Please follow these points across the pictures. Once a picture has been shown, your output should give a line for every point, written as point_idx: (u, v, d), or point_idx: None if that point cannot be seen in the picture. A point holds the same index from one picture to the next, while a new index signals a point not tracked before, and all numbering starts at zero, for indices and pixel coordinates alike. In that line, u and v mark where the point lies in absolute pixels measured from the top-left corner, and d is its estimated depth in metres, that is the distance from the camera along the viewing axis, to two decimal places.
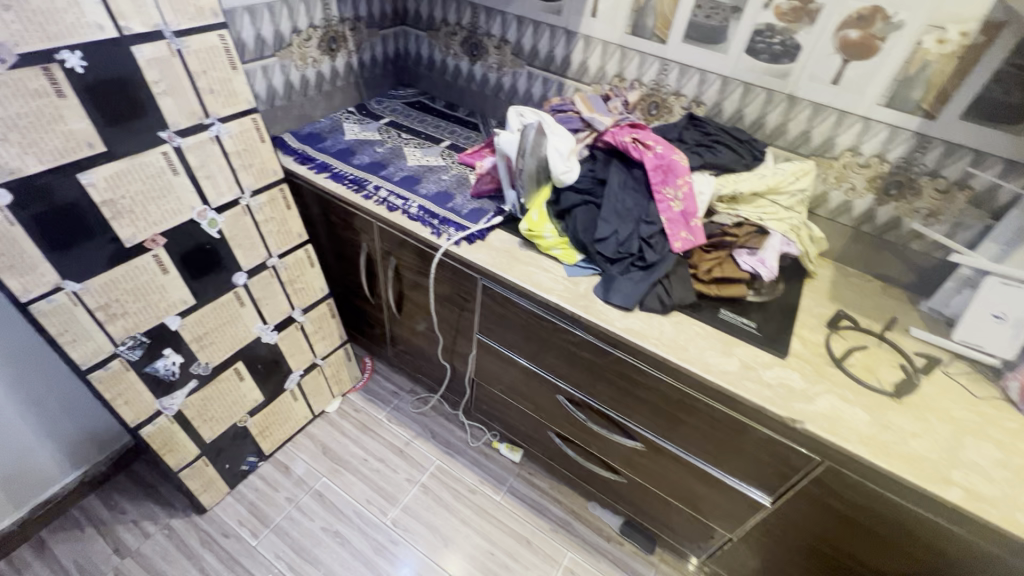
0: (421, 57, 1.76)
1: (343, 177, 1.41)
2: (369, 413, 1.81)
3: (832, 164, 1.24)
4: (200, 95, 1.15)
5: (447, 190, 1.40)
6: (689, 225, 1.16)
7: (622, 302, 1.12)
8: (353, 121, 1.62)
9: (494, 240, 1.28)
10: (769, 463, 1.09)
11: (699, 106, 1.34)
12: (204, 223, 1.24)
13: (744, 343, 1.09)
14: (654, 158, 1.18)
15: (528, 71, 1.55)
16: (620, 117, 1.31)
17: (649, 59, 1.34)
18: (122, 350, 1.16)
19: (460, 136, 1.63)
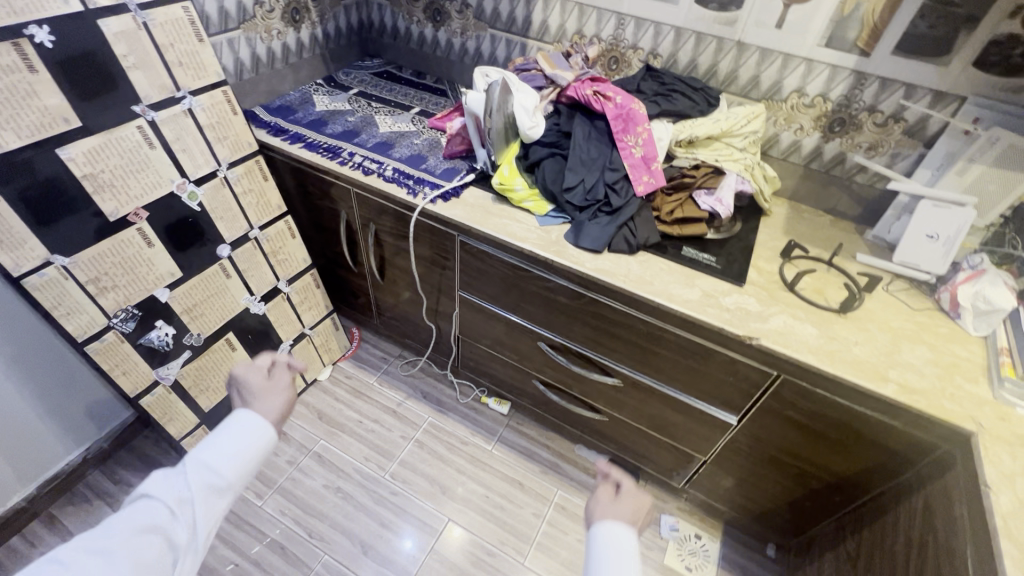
0: (385, 26, 1.77)
1: (318, 146, 1.44)
2: (361, 378, 1.88)
3: (781, 106, 1.32)
4: (169, 68, 1.18)
5: (420, 153, 1.44)
6: (650, 169, 1.24)
7: (591, 245, 1.20)
8: (323, 93, 1.65)
9: (468, 196, 1.34)
10: (733, 383, 1.20)
11: (656, 58, 1.40)
12: (184, 196, 1.27)
13: (706, 275, 1.18)
14: (614, 108, 1.25)
15: (491, 34, 1.59)
16: (582, 72, 1.37)
17: (606, 14, 1.39)
18: (115, 322, 1.21)
19: (429, 103, 1.67)
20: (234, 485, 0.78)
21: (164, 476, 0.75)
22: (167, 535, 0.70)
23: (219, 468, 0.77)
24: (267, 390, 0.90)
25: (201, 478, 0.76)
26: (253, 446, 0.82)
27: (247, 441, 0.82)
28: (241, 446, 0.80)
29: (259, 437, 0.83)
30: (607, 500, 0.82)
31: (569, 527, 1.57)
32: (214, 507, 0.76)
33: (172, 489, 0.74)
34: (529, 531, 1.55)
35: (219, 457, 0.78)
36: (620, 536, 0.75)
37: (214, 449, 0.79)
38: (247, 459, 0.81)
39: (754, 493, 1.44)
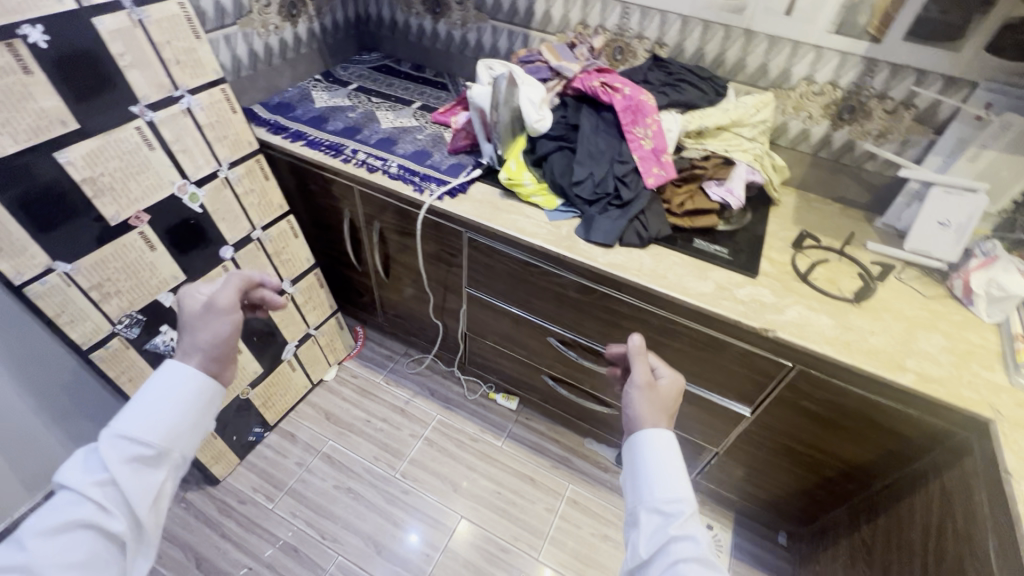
0: (382, 19, 1.74)
1: (320, 144, 1.42)
2: (367, 377, 1.87)
3: (789, 95, 1.31)
4: (167, 66, 1.14)
5: (424, 149, 1.42)
6: (660, 161, 1.22)
7: (602, 239, 1.18)
8: (322, 89, 1.62)
9: (475, 192, 1.32)
10: (747, 375, 1.19)
11: (662, 47, 1.38)
12: (185, 198, 1.25)
13: (718, 268, 1.17)
14: (623, 100, 1.23)
15: (493, 25, 1.56)
16: (587, 63, 1.35)
17: (610, 3, 1.37)
18: (120, 329, 1.18)
19: (430, 97, 1.64)
20: (166, 448, 0.74)
21: (79, 459, 0.70)
22: (100, 523, 0.67)
23: (140, 435, 0.72)
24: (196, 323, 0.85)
25: (120, 453, 0.71)
26: (180, 405, 0.77)
27: (171, 399, 0.77)
28: (166, 407, 0.76)
29: (184, 391, 0.78)
30: (647, 396, 0.91)
31: (581, 521, 1.57)
32: (149, 476, 0.73)
33: (90, 472, 0.69)
34: (542, 526, 1.55)
35: (139, 427, 0.73)
36: (667, 438, 0.86)
37: (132, 417, 0.74)
38: (176, 419, 0.76)
39: (766, 482, 1.44)
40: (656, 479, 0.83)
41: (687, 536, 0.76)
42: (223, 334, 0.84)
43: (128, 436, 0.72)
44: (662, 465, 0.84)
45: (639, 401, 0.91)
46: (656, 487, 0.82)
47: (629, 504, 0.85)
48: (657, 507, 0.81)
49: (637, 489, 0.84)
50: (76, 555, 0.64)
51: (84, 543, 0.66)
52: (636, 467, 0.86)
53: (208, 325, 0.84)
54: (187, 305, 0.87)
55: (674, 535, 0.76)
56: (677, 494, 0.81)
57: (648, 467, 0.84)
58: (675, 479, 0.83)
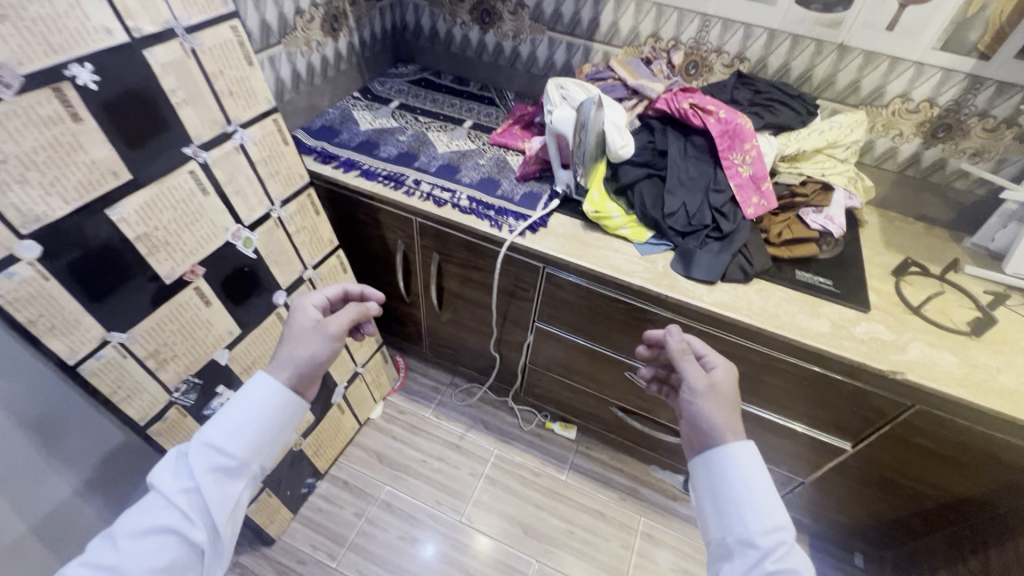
0: (421, 29, 1.61)
1: (376, 174, 1.29)
2: (416, 412, 1.76)
3: (881, 112, 1.25)
4: (220, 99, 1.00)
5: (490, 177, 1.31)
6: (759, 189, 1.15)
7: (705, 276, 1.10)
8: (364, 109, 1.48)
9: (556, 225, 1.22)
10: (856, 412, 1.14)
11: (743, 62, 1.29)
12: (239, 244, 1.11)
13: (827, 302, 1.11)
14: (718, 123, 1.15)
15: (550, 37, 1.45)
16: (670, 82, 1.26)
17: (688, 15, 1.27)
18: (177, 397, 1.05)
19: (481, 114, 1.53)
20: (244, 460, 0.82)
21: (173, 462, 0.80)
22: (183, 529, 0.76)
23: (222, 447, 0.81)
24: (299, 339, 0.91)
25: (205, 463, 0.79)
26: (258, 420, 0.84)
27: (253, 414, 0.83)
28: (248, 421, 0.83)
29: (266, 406, 0.85)
30: (715, 405, 0.87)
31: (659, 558, 1.51)
32: (229, 485, 0.82)
33: (181, 478, 0.78)
34: (620, 565, 1.48)
35: (222, 439, 0.81)
36: (749, 456, 0.82)
37: (220, 427, 0.82)
38: (255, 434, 0.83)
39: (853, 510, 1.41)
40: (748, 508, 0.79)
41: (789, 570, 0.72)
42: (315, 357, 0.90)
43: (214, 447, 0.81)
44: (751, 489, 0.80)
45: (709, 413, 0.86)
46: (750, 518, 0.78)
47: (716, 534, 0.81)
48: (753, 540, 0.76)
49: (728, 519, 0.80)
50: (163, 556, 0.74)
51: (171, 545, 0.75)
52: (722, 491, 0.82)
53: (311, 344, 0.90)
54: (298, 318, 0.93)
55: (775, 571, 0.72)
56: (771, 523, 0.77)
57: (736, 493, 0.80)
58: (767, 506, 0.79)
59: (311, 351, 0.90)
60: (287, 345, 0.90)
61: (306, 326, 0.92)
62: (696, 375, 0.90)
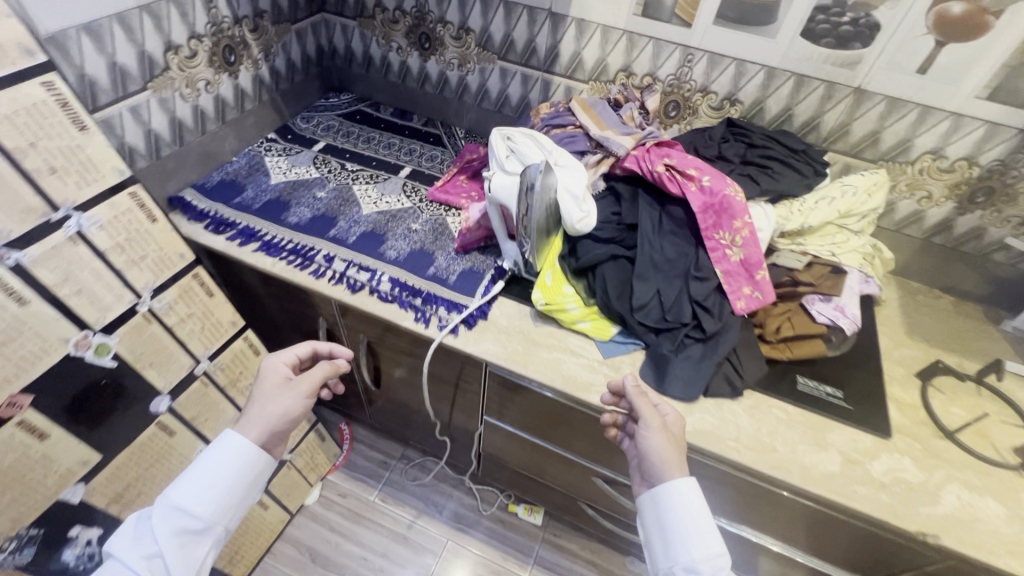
0: (353, 53, 1.34)
1: (279, 247, 1.04)
2: (358, 496, 1.53)
3: (905, 170, 1.00)
4: (35, 179, 0.75)
5: (422, 249, 1.07)
6: (753, 278, 0.90)
7: (682, 394, 0.87)
8: (279, 156, 1.23)
9: (499, 316, 0.98)
10: (871, 556, 0.91)
11: (734, 105, 1.04)
12: (89, 354, 0.87)
13: (837, 425, 0.87)
14: (700, 194, 0.90)
15: (501, 67, 1.19)
16: (643, 133, 1.01)
17: (666, 47, 1.02)
18: (3, 559, 0.79)
19: (423, 158, 1.29)
20: (213, 520, 0.72)
21: (130, 527, 0.69)
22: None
23: (189, 507, 0.70)
24: (270, 395, 0.81)
25: (172, 525, 0.69)
26: (232, 477, 0.74)
27: (223, 472, 0.73)
28: (218, 481, 0.72)
29: (240, 462, 0.74)
30: (666, 441, 0.75)
31: None
32: (194, 549, 0.71)
33: (143, 542, 0.68)
34: None
35: (188, 498, 0.70)
36: (691, 488, 0.71)
37: (186, 487, 0.71)
38: (227, 492, 0.73)
39: None
40: (688, 533, 0.70)
41: None
42: (290, 410, 0.80)
43: (179, 509, 0.70)
44: (691, 520, 0.70)
45: (656, 446, 0.75)
46: (692, 544, 0.69)
47: (660, 564, 0.72)
48: (696, 567, 0.68)
49: (669, 545, 0.71)
50: None
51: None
52: (664, 523, 0.71)
53: (284, 399, 0.80)
54: (268, 376, 0.84)
55: None
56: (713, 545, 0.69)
57: (676, 520, 0.70)
58: (705, 529, 0.70)
59: (285, 406, 0.80)
60: (256, 404, 0.80)
61: (278, 381, 0.83)
62: (646, 405, 0.77)
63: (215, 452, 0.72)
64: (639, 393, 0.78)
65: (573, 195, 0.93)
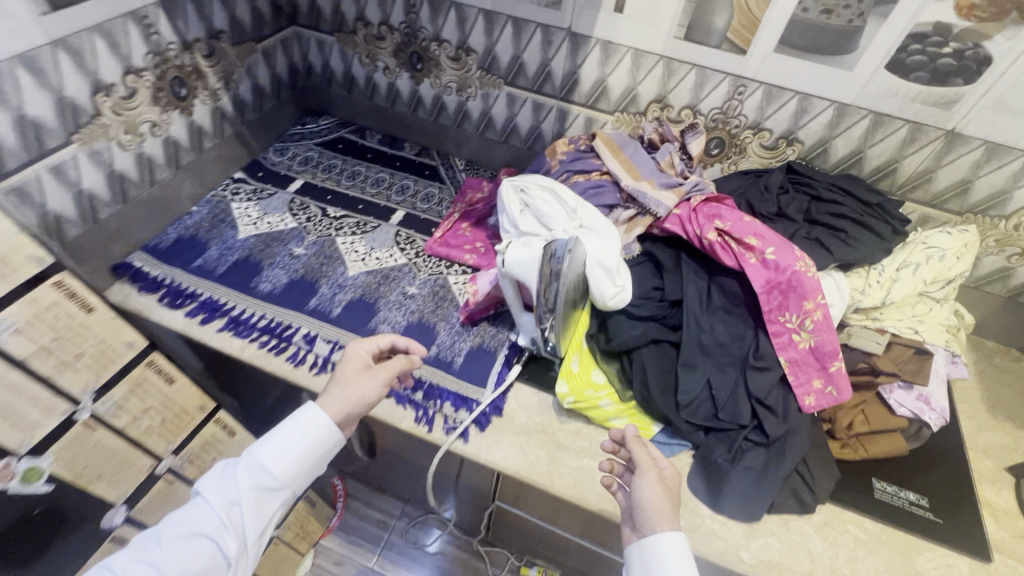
0: (332, 73, 1.15)
1: (251, 326, 0.87)
2: (354, 563, 1.38)
3: (997, 224, 0.84)
4: None
5: (421, 320, 0.90)
6: (826, 369, 0.74)
7: (743, 515, 0.71)
8: (248, 201, 1.05)
9: (517, 410, 0.81)
10: None
11: (792, 144, 0.87)
12: (14, 484, 0.69)
13: (929, 546, 0.73)
14: (763, 269, 0.73)
15: (508, 93, 1.01)
16: (688, 184, 0.83)
17: (713, 77, 0.84)
18: None
19: (419, 198, 1.11)
20: (291, 481, 0.63)
21: (217, 468, 0.62)
22: (218, 546, 0.58)
23: (272, 464, 0.62)
24: (351, 378, 0.69)
25: (253, 479, 0.61)
26: (318, 442, 0.64)
27: (310, 436, 0.64)
28: (303, 444, 0.64)
29: (322, 428, 0.65)
30: (660, 491, 0.58)
31: None
32: (271, 506, 0.63)
33: (225, 486, 0.60)
34: None
35: (273, 454, 0.62)
36: (681, 548, 0.54)
37: (273, 442, 0.63)
38: (311, 454, 0.64)
39: None
40: None
41: None
42: (370, 393, 0.69)
43: (262, 465, 0.62)
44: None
45: (644, 495, 0.58)
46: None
47: None
48: None
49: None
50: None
51: (202, 565, 0.56)
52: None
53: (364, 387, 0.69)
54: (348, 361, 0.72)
55: None
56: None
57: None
58: None
59: (366, 387, 0.69)
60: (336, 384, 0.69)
61: (361, 364, 0.71)
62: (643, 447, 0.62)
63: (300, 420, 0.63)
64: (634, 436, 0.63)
65: (606, 266, 0.76)
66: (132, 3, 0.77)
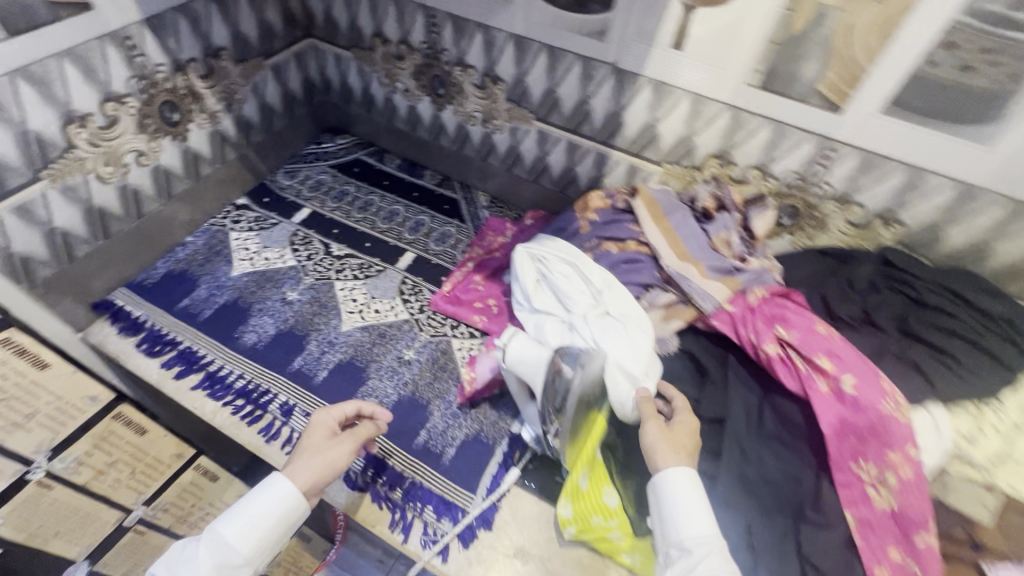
0: (350, 90, 1.04)
1: (226, 386, 0.78)
2: None
3: None
4: None
5: (414, 395, 0.78)
6: (909, 539, 0.53)
7: None
8: (248, 230, 0.96)
9: (510, 525, 0.68)
10: None
11: (889, 226, 0.68)
12: None
13: None
14: (836, 403, 0.56)
15: (540, 130, 0.86)
16: (746, 270, 0.66)
17: (793, 137, 0.66)
18: None
19: (432, 239, 0.99)
20: (257, 559, 0.53)
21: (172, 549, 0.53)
22: None
23: (236, 538, 0.52)
24: (315, 447, 0.59)
25: (214, 558, 0.51)
26: (286, 512, 0.55)
27: (276, 505, 0.54)
28: (271, 515, 0.54)
29: (290, 500, 0.55)
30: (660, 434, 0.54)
31: None
32: None
33: (184, 568, 0.50)
34: None
35: (237, 525, 0.53)
36: (683, 475, 0.51)
37: (237, 512, 0.53)
38: (280, 524, 0.55)
39: None
40: (677, 513, 0.50)
41: None
42: (339, 459, 0.59)
43: (225, 539, 0.52)
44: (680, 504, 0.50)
45: (650, 431, 0.54)
46: (683, 529, 0.49)
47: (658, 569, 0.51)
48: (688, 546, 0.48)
49: (660, 533, 0.51)
50: None
51: None
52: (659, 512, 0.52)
53: (327, 459, 0.59)
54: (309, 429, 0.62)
55: None
56: (708, 533, 0.49)
57: (670, 509, 0.51)
58: (695, 512, 0.50)
59: (334, 454, 0.59)
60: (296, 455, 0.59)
61: (325, 430, 0.62)
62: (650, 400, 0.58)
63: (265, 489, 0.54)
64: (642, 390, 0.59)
65: (630, 371, 0.60)
66: (112, 23, 0.68)
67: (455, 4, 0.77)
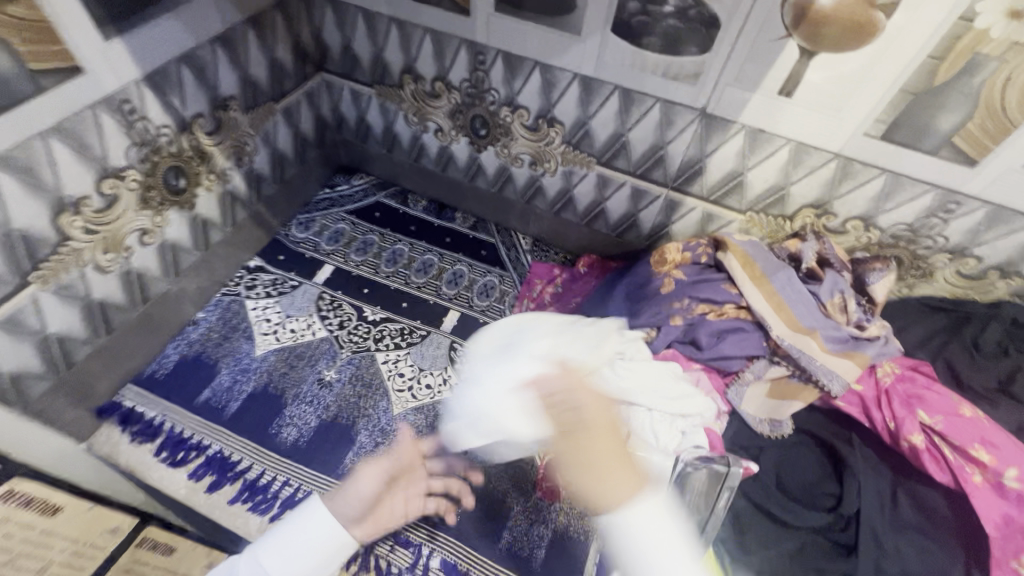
0: (368, 128, 0.92)
1: (272, 497, 0.67)
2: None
3: None
4: None
5: (487, 489, 0.69)
6: None
7: None
8: (267, 296, 0.84)
9: None
10: None
11: (1007, 279, 0.63)
12: None
13: None
14: (1000, 500, 0.50)
15: (600, 174, 0.77)
16: (868, 341, 0.59)
17: (910, 189, 0.60)
18: None
19: (475, 292, 0.89)
20: None
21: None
22: None
23: (274, 569, 0.46)
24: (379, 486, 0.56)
25: None
26: (327, 548, 0.48)
27: (320, 537, 0.48)
28: (309, 548, 0.47)
29: (333, 536, 0.48)
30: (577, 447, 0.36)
31: None
32: None
33: None
34: None
35: (277, 557, 0.46)
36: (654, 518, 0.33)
37: (278, 540, 0.47)
38: (319, 564, 0.48)
39: None
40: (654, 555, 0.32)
41: None
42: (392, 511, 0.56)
43: (259, 570, 0.46)
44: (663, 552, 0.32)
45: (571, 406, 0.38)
46: None
47: None
48: None
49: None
50: None
51: None
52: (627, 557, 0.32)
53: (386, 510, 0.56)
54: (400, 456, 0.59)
55: None
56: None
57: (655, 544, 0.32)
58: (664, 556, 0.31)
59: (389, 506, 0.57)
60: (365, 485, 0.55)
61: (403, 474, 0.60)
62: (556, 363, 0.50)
63: (312, 514, 0.48)
64: (565, 366, 0.46)
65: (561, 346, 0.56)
66: (107, 87, 0.55)
67: (510, 40, 0.67)
